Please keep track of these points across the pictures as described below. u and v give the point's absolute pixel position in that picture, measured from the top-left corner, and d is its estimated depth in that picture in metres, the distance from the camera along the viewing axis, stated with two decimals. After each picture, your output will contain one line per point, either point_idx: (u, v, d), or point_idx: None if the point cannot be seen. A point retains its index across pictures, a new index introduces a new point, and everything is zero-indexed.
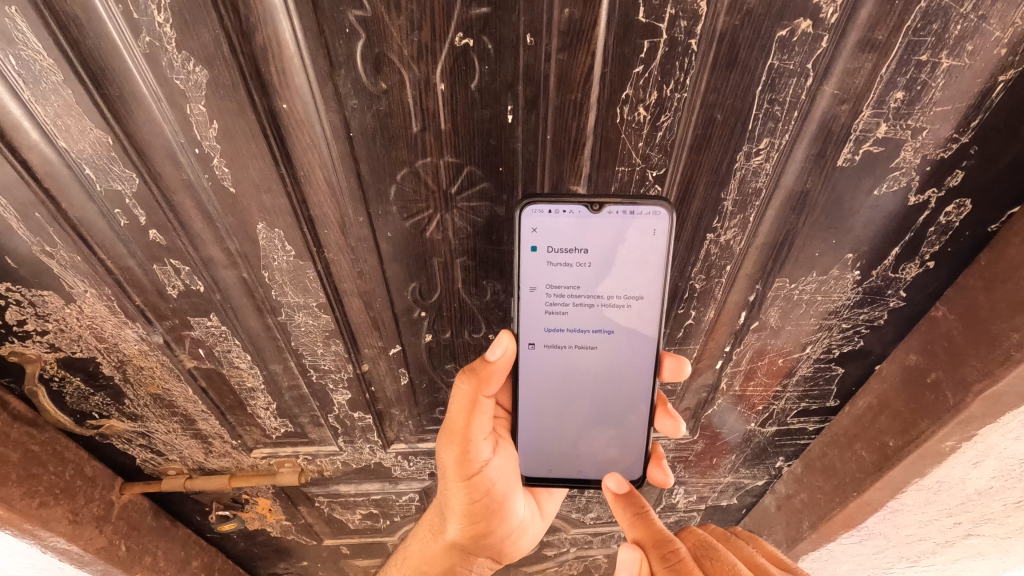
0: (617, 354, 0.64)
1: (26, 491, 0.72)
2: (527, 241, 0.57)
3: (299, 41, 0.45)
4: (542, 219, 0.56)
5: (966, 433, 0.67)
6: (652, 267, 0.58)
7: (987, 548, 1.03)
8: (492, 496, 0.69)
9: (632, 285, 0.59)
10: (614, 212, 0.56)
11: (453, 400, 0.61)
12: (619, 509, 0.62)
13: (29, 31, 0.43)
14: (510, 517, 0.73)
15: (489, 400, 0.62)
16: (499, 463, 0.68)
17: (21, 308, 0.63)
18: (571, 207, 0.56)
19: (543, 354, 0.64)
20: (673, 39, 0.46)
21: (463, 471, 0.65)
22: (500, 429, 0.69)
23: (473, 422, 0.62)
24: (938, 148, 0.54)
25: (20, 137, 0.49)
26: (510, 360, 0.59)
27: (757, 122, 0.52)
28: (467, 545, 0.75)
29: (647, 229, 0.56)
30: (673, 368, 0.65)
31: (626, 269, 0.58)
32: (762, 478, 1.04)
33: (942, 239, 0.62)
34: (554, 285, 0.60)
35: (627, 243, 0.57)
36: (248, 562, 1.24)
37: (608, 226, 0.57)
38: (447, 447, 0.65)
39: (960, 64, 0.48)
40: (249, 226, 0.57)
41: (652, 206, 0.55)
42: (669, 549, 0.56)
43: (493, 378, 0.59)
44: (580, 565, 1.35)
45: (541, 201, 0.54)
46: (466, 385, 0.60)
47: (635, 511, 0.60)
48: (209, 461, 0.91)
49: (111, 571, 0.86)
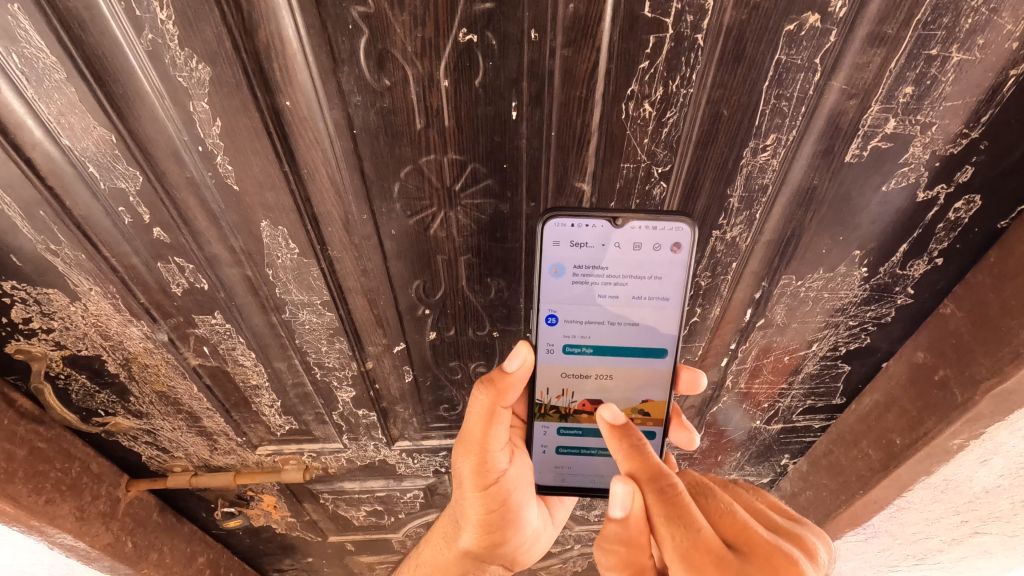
0: (631, 370, 0.63)
1: (33, 488, 0.72)
2: (548, 253, 0.57)
3: (302, 37, 0.44)
4: (564, 232, 0.56)
5: (974, 431, 0.67)
6: (671, 282, 0.58)
7: (994, 546, 1.02)
8: (508, 505, 0.69)
9: (650, 301, 0.59)
10: (637, 227, 0.56)
11: (470, 410, 0.62)
12: (614, 441, 0.56)
13: (32, 29, 0.43)
14: (525, 525, 0.73)
15: (507, 410, 0.62)
16: (515, 472, 0.68)
17: (26, 306, 0.63)
18: (592, 221, 0.56)
19: (558, 369, 0.63)
20: (679, 34, 0.46)
21: (481, 481, 0.65)
22: (516, 439, 0.70)
23: (491, 432, 0.62)
24: (947, 143, 0.54)
25: (25, 135, 0.49)
26: (527, 372, 0.59)
27: (764, 117, 0.51)
28: (481, 553, 0.75)
29: (669, 243, 0.56)
30: (688, 381, 0.66)
31: (646, 283, 0.59)
32: (767, 476, 1.04)
33: (951, 235, 0.61)
34: (572, 297, 0.59)
35: (647, 257, 0.57)
36: (253, 558, 1.24)
37: (629, 241, 0.57)
38: (464, 456, 0.65)
39: (970, 59, 0.48)
40: (253, 224, 0.57)
41: (674, 221, 0.55)
42: (666, 482, 0.51)
43: (511, 389, 0.59)
44: (584, 562, 1.35)
45: (563, 215, 0.55)
46: (484, 395, 0.60)
47: (631, 444, 0.54)
48: (215, 458, 0.91)
49: (117, 567, 0.87)
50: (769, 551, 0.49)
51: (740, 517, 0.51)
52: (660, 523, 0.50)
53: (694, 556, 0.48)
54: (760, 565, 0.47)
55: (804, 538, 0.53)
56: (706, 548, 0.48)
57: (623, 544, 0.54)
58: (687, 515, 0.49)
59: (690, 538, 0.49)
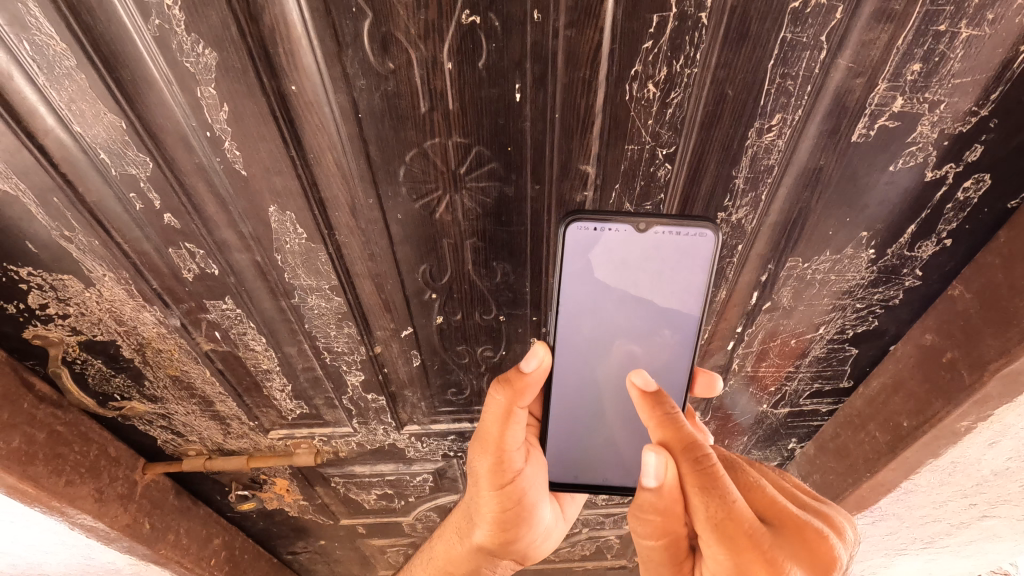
0: (652, 329, 0.63)
1: (53, 470, 0.75)
2: (569, 255, 0.58)
3: (306, 21, 0.45)
4: (586, 235, 0.57)
5: (982, 412, 0.67)
6: (690, 285, 0.59)
7: (1002, 530, 1.02)
8: (523, 505, 0.69)
9: (666, 294, 0.60)
10: (661, 233, 0.57)
11: (487, 409, 0.61)
12: (644, 409, 0.54)
13: (42, 16, 0.44)
14: (538, 523, 0.73)
15: (523, 410, 0.62)
16: (531, 471, 0.67)
17: (43, 292, 0.65)
18: (615, 225, 0.56)
19: (578, 320, 0.62)
20: (683, 13, 0.45)
21: (497, 480, 0.65)
22: (532, 438, 0.70)
23: (508, 432, 0.62)
24: (957, 122, 0.53)
25: (37, 122, 0.50)
26: (543, 373, 0.59)
27: (769, 97, 0.51)
28: (493, 550, 0.75)
29: (691, 249, 0.57)
30: (705, 385, 0.67)
31: (665, 285, 0.60)
32: (773, 460, 1.04)
33: (960, 216, 0.61)
34: (590, 293, 0.61)
35: (670, 263, 0.58)
36: (267, 541, 1.27)
37: (651, 246, 0.57)
38: (480, 455, 0.65)
39: (980, 34, 0.47)
40: (261, 209, 0.58)
41: (697, 226, 0.56)
42: (701, 452, 0.51)
43: (528, 390, 0.60)
44: (592, 546, 1.36)
45: (586, 218, 0.55)
46: (501, 395, 0.60)
47: (665, 412, 0.53)
48: (228, 442, 0.93)
49: (136, 547, 0.89)
50: (795, 523, 0.51)
51: (766, 491, 0.53)
52: (693, 493, 0.50)
53: (726, 526, 0.49)
54: (786, 538, 0.50)
55: (826, 513, 0.55)
56: (739, 521, 0.49)
57: (658, 512, 0.53)
58: (722, 487, 0.50)
59: (725, 510, 0.49)
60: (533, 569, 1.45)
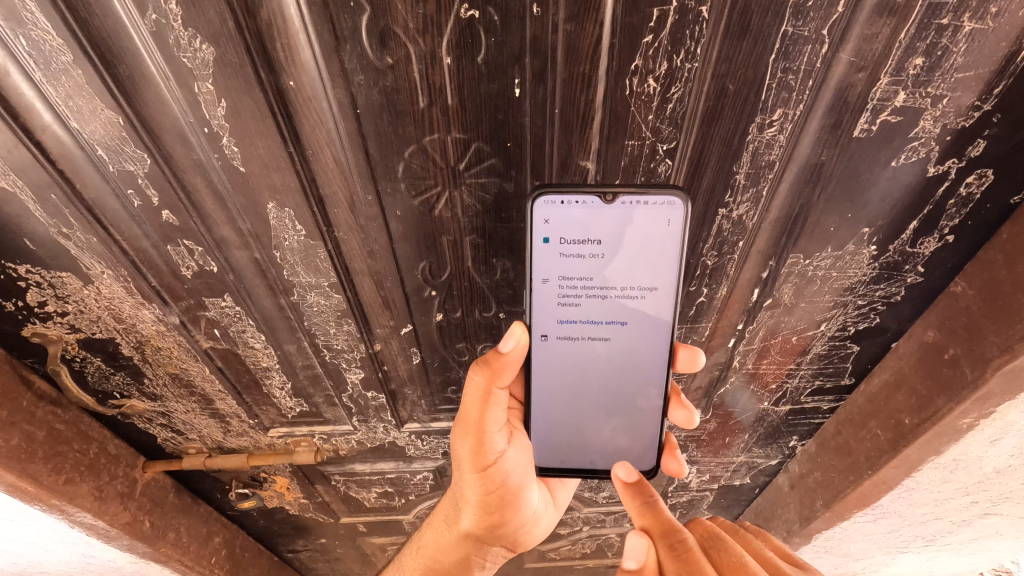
0: (630, 304, 0.61)
1: (52, 467, 0.74)
2: (540, 232, 0.57)
3: (303, 15, 0.44)
4: (554, 210, 0.56)
5: (984, 410, 0.66)
6: (665, 257, 0.58)
7: (1005, 527, 1.02)
8: (507, 487, 0.68)
9: (643, 266, 0.59)
10: (627, 202, 0.56)
11: (465, 392, 0.61)
12: (627, 499, 0.58)
13: (38, 10, 0.43)
14: (525, 506, 0.73)
15: (503, 392, 0.61)
16: (514, 453, 0.67)
17: (41, 290, 0.64)
18: (583, 197, 0.56)
19: (555, 298, 0.61)
20: (683, 7, 0.45)
21: (479, 463, 0.65)
22: (515, 420, 0.69)
23: (488, 414, 0.61)
24: (959, 116, 0.53)
25: (34, 118, 0.50)
26: (522, 352, 0.58)
27: (770, 91, 0.50)
28: (481, 535, 0.75)
29: (662, 219, 0.56)
30: (687, 361, 0.65)
31: (640, 256, 0.58)
32: (775, 458, 1.03)
33: (962, 211, 0.61)
34: (565, 269, 0.59)
35: (641, 234, 0.57)
36: (268, 539, 1.27)
37: (621, 216, 0.56)
38: (462, 439, 0.65)
39: (983, 27, 0.47)
40: (260, 205, 0.58)
41: (666, 194, 0.55)
42: (676, 538, 0.53)
43: (506, 369, 0.58)
44: (592, 544, 1.36)
45: (552, 192, 0.55)
46: (479, 376, 0.59)
47: (643, 500, 0.57)
48: (228, 439, 0.93)
49: (136, 545, 0.89)
50: None
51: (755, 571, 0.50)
52: None
53: None
54: None
55: None
56: None
57: None
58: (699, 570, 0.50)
59: None
60: (534, 566, 1.45)
